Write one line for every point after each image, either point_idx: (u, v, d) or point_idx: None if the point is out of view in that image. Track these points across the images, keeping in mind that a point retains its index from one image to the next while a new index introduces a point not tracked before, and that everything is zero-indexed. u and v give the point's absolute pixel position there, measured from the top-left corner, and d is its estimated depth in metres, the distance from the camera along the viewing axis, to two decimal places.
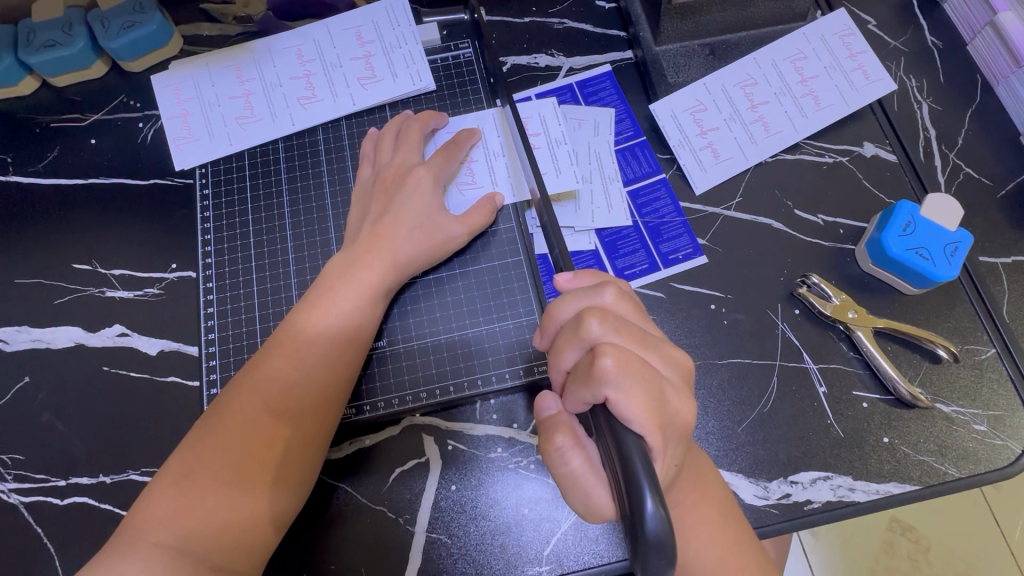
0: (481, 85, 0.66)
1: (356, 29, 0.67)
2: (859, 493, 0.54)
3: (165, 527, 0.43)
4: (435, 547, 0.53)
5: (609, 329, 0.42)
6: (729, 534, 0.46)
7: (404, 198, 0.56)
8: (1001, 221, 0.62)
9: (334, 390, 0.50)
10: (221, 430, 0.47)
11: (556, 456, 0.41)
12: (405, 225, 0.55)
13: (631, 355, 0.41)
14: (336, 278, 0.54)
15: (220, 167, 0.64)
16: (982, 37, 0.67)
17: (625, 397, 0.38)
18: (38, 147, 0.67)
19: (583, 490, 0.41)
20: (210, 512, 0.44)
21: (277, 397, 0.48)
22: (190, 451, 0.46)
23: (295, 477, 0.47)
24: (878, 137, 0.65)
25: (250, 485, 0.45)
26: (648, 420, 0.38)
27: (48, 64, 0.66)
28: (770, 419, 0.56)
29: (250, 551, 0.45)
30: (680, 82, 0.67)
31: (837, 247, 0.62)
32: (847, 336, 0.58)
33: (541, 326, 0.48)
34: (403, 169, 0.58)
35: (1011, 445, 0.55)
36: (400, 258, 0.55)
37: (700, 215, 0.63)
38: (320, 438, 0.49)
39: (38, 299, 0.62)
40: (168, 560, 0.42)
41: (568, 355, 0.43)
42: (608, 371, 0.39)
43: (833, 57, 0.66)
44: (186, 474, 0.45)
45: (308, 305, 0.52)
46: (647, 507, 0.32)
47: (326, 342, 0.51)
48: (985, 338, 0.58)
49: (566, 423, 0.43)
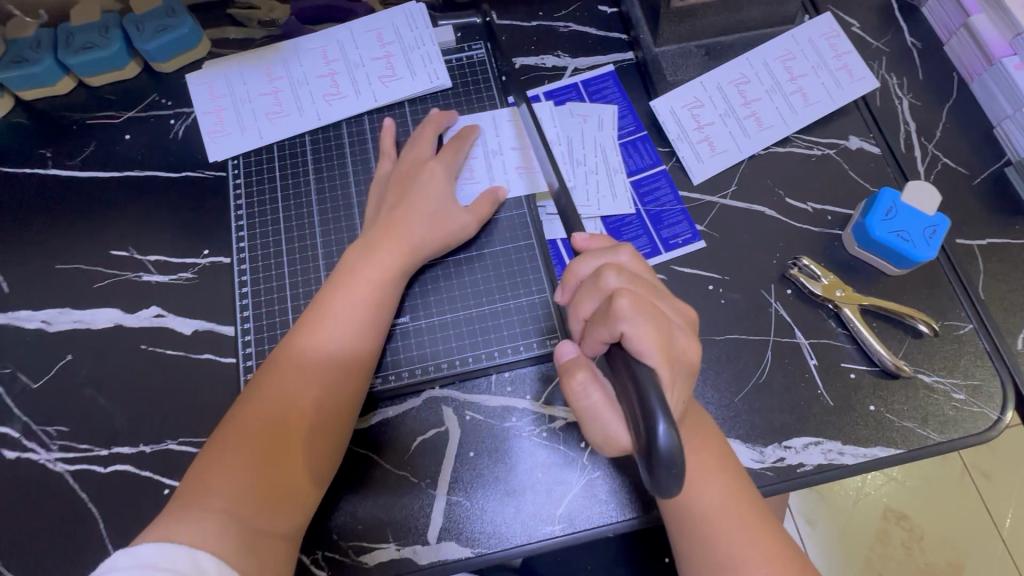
0: (494, 83, 0.71)
1: (376, 30, 0.71)
2: (848, 456, 0.58)
3: (214, 496, 0.46)
4: (455, 508, 0.57)
5: (624, 280, 0.46)
6: (728, 479, 0.50)
7: (418, 190, 0.61)
8: (976, 207, 0.67)
9: (357, 364, 0.55)
10: (258, 406, 0.51)
11: (579, 390, 0.46)
12: (421, 213, 0.60)
13: (645, 301, 0.45)
14: (359, 261, 0.58)
15: (251, 159, 0.68)
16: (957, 37, 0.72)
17: (639, 339, 0.42)
18: (76, 141, 0.72)
19: (602, 423, 0.45)
20: (252, 479, 0.47)
21: (309, 372, 0.53)
22: (229, 428, 0.50)
23: (325, 444, 0.52)
24: (863, 131, 0.70)
25: (287, 453, 0.50)
26: (661, 358, 0.42)
27: (85, 65, 0.71)
28: (764, 389, 0.60)
29: (289, 514, 0.49)
30: (678, 80, 0.72)
31: (825, 232, 0.66)
32: (835, 313, 0.63)
33: (562, 281, 0.51)
34: (417, 162, 0.63)
35: (988, 411, 0.59)
36: (414, 241, 0.59)
37: (698, 203, 0.68)
38: (347, 409, 0.54)
39: (79, 283, 0.66)
40: (220, 522, 0.45)
41: (586, 305, 0.47)
42: (623, 311, 0.43)
43: (820, 57, 0.71)
44: (228, 448, 0.49)
45: (331, 289, 0.57)
46: (659, 431, 0.36)
47: (350, 321, 0.55)
48: (963, 314, 0.63)
49: (583, 362, 0.47)
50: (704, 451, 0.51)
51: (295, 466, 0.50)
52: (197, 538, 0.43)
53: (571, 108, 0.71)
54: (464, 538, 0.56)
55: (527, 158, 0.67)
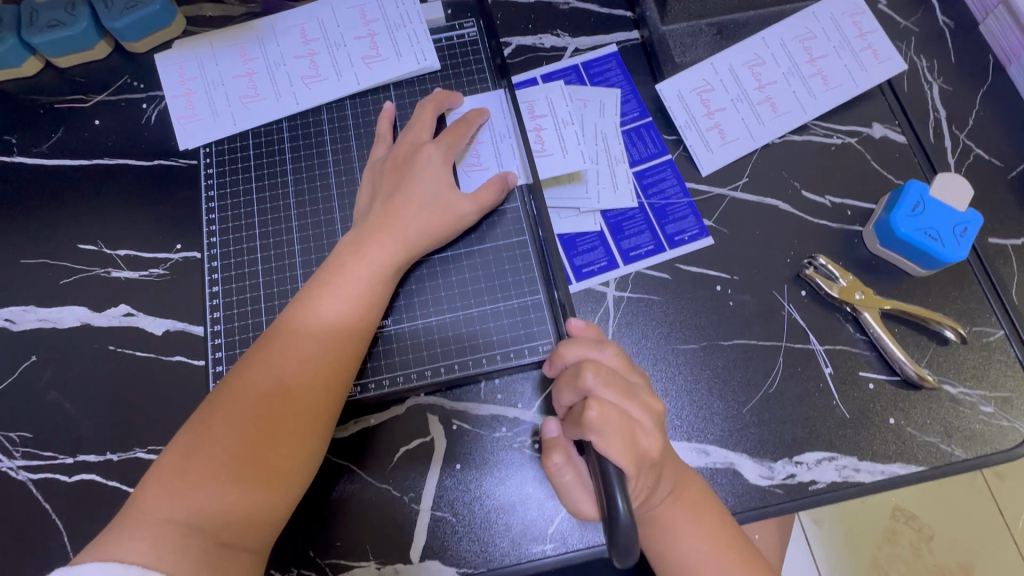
0: (487, 65, 0.66)
1: (357, 6, 0.66)
2: (864, 473, 0.54)
3: (176, 503, 0.43)
4: (440, 525, 0.53)
5: (602, 382, 0.44)
6: (711, 524, 0.47)
7: (415, 178, 0.57)
8: (1010, 202, 0.62)
9: (343, 366, 0.51)
10: (231, 407, 0.47)
11: (551, 471, 0.47)
12: (415, 204, 0.56)
13: (616, 409, 0.43)
14: (348, 256, 0.54)
15: (224, 147, 0.64)
16: (993, 16, 0.67)
17: (606, 447, 0.41)
18: (42, 127, 0.67)
19: (573, 500, 0.47)
20: (221, 487, 0.44)
21: (288, 375, 0.48)
22: (197, 429, 0.46)
23: (302, 452, 0.48)
24: (888, 118, 0.65)
25: (260, 461, 0.46)
26: (626, 461, 0.42)
27: (51, 44, 0.66)
28: (775, 400, 0.56)
29: (257, 525, 0.45)
30: (687, 61, 0.66)
31: (844, 229, 0.61)
32: (854, 318, 0.58)
33: (549, 359, 0.50)
34: (413, 147, 0.58)
35: (1017, 426, 0.55)
36: (411, 235, 0.55)
37: (706, 196, 0.63)
38: (328, 415, 0.50)
39: (44, 278, 0.62)
40: (179, 535, 0.42)
41: (565, 398, 0.46)
42: (593, 422, 0.42)
43: (843, 36, 0.65)
44: (193, 452, 0.45)
45: (316, 284, 0.53)
46: (619, 511, 0.36)
47: (336, 318, 0.51)
48: (993, 320, 0.57)
49: (561, 442, 0.48)
50: (683, 499, 0.48)
51: (266, 477, 0.46)
52: (152, 556, 0.40)
53: (579, 90, 0.66)
54: (449, 557, 0.52)
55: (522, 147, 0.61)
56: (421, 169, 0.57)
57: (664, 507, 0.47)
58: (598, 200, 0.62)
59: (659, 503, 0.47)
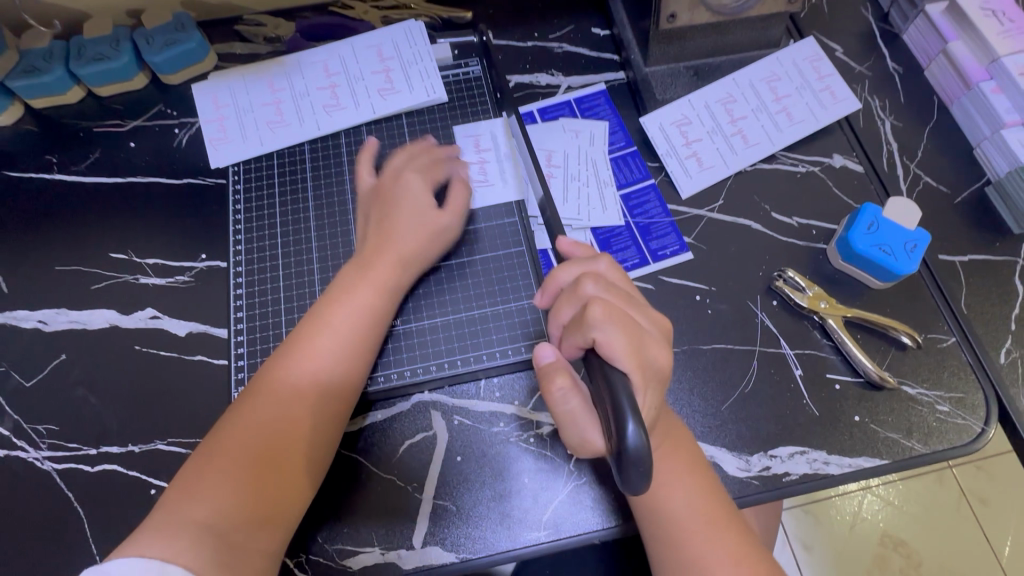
0: (489, 98, 0.74)
1: (375, 46, 0.74)
2: (833, 466, 0.58)
3: (196, 507, 0.46)
4: (441, 513, 0.56)
5: (601, 288, 0.51)
6: (706, 490, 0.53)
7: (399, 201, 0.62)
8: (958, 224, 0.69)
9: (348, 381, 0.55)
10: (246, 422, 0.51)
11: (557, 396, 0.49)
12: (411, 222, 0.61)
13: (618, 308, 0.50)
14: (359, 274, 0.59)
15: (251, 166, 0.70)
16: (936, 63, 0.75)
17: (610, 338, 0.47)
18: (81, 148, 0.74)
19: (579, 427, 0.49)
20: (236, 493, 0.48)
21: (306, 382, 0.53)
22: (222, 433, 0.51)
23: (315, 455, 0.53)
24: (846, 150, 0.72)
25: (272, 470, 0.50)
26: (631, 361, 0.46)
27: (94, 74, 0.73)
28: (750, 398, 0.61)
29: (277, 521, 0.49)
30: (667, 98, 0.74)
31: (810, 246, 0.68)
32: (821, 325, 0.64)
33: (543, 286, 0.56)
34: (394, 175, 0.64)
35: (972, 424, 0.60)
36: (410, 251, 0.60)
37: (686, 216, 0.69)
38: (333, 426, 0.54)
39: (76, 283, 0.67)
40: (203, 532, 0.45)
41: (565, 311, 0.52)
42: (597, 319, 0.48)
43: (804, 79, 0.74)
44: (218, 454, 0.49)
45: (331, 298, 0.58)
46: (629, 432, 0.40)
47: (342, 337, 0.55)
48: (946, 328, 0.63)
49: (562, 367, 0.51)
50: (673, 462, 0.53)
51: (283, 477, 0.50)
52: (172, 552, 0.44)
53: (573, 121, 0.73)
54: (448, 543, 0.55)
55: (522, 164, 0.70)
56: (410, 193, 0.63)
57: (658, 464, 0.53)
58: (587, 221, 0.68)
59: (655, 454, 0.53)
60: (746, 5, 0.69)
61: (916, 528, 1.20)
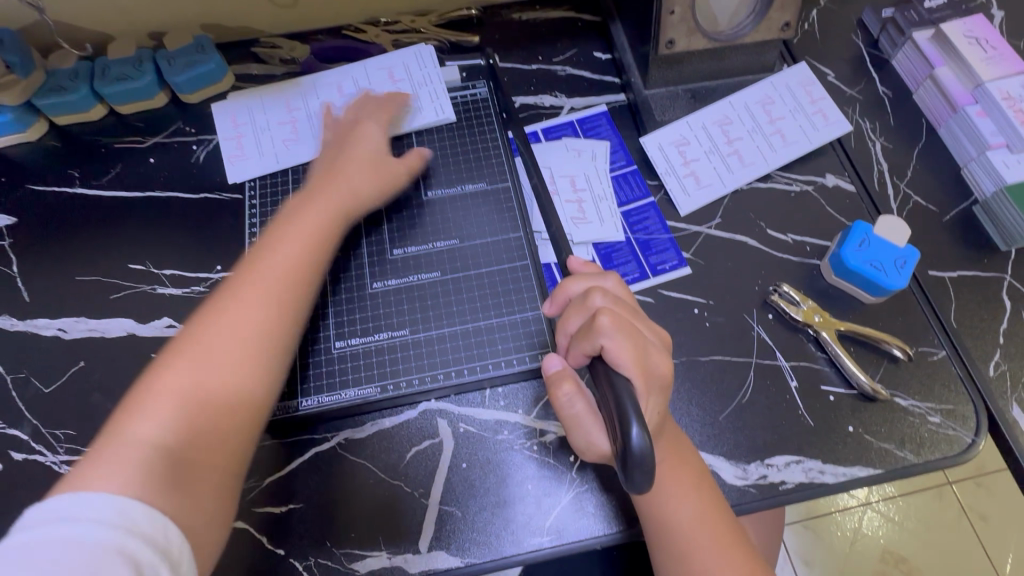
0: (495, 117, 0.77)
1: (384, 66, 0.78)
2: (828, 475, 0.60)
3: (146, 426, 0.46)
4: (447, 519, 0.58)
5: (608, 300, 0.53)
6: (705, 496, 0.54)
7: (353, 145, 0.68)
8: (947, 241, 0.71)
9: (297, 297, 0.56)
10: (197, 342, 0.51)
11: (563, 401, 0.52)
12: (355, 169, 0.66)
13: (624, 319, 0.52)
14: (289, 214, 0.61)
15: (267, 183, 0.73)
16: (924, 87, 0.78)
17: (618, 348, 0.49)
18: (102, 164, 0.77)
19: (585, 430, 0.52)
20: (185, 410, 0.47)
21: (250, 306, 0.53)
22: (161, 366, 0.49)
23: (263, 374, 0.52)
24: (838, 170, 0.75)
25: (216, 387, 0.49)
26: (636, 370, 0.48)
27: (118, 94, 0.76)
28: (747, 409, 0.63)
29: (225, 442, 0.49)
30: (666, 119, 0.77)
31: (804, 262, 0.70)
32: (815, 338, 0.66)
33: (551, 296, 0.58)
34: (353, 121, 0.71)
35: (963, 435, 0.61)
36: (342, 199, 0.63)
37: (684, 232, 0.72)
38: (288, 343, 0.55)
39: (96, 293, 0.69)
40: (148, 455, 0.44)
41: (573, 320, 0.54)
42: (605, 328, 0.50)
43: (797, 102, 0.77)
44: (157, 384, 0.48)
45: (269, 234, 0.59)
46: (634, 434, 0.42)
47: (289, 256, 0.57)
48: (936, 341, 0.66)
49: (569, 374, 0.53)
50: (677, 469, 0.54)
51: (232, 397, 0.50)
52: (124, 480, 0.42)
53: (575, 140, 0.76)
54: (453, 548, 0.57)
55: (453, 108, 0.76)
56: (333, 156, 0.67)
57: (663, 470, 0.54)
58: (589, 238, 0.71)
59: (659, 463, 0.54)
60: (739, 32, 0.74)
61: (917, 544, 1.21)
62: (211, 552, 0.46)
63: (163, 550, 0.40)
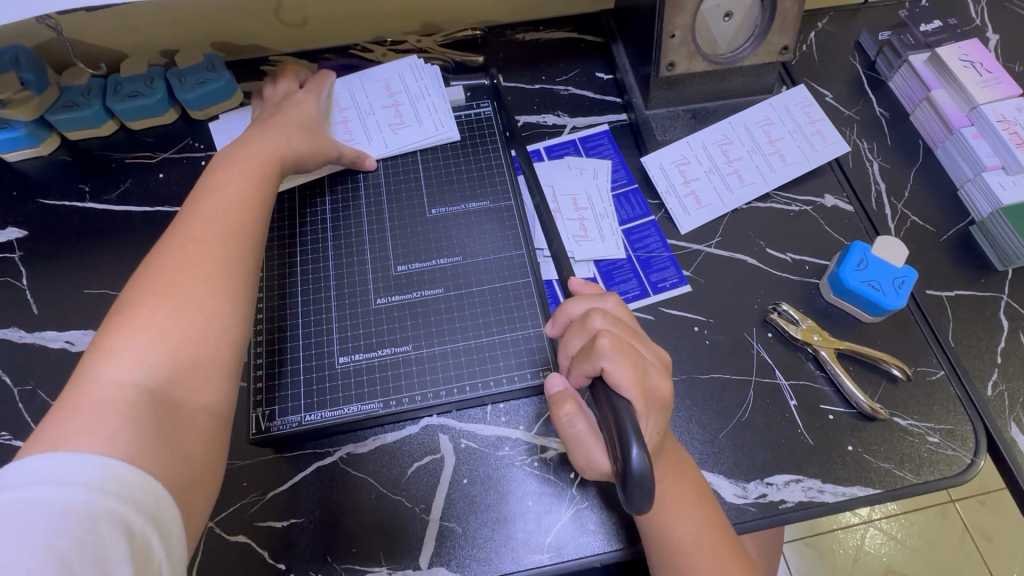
0: (498, 136, 0.78)
1: (384, 79, 0.79)
2: (828, 494, 0.60)
3: (118, 368, 0.43)
4: (447, 534, 0.58)
5: (609, 322, 0.54)
6: (705, 515, 0.54)
7: (282, 114, 0.69)
8: (945, 261, 0.72)
9: (247, 231, 0.55)
10: (151, 284, 0.49)
11: (564, 420, 0.52)
12: (289, 129, 0.68)
13: (624, 340, 0.53)
14: (229, 164, 0.61)
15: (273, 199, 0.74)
16: (920, 108, 0.80)
17: (618, 369, 0.50)
18: (113, 179, 0.78)
19: (585, 450, 0.52)
20: (156, 348, 0.45)
21: (198, 241, 0.52)
22: (117, 317, 0.47)
23: (232, 300, 0.51)
24: (837, 190, 0.76)
25: (188, 320, 0.48)
26: (636, 390, 0.49)
27: (129, 110, 0.78)
28: (747, 427, 0.63)
29: (206, 372, 0.47)
30: (667, 139, 0.78)
31: (803, 281, 0.71)
32: (814, 357, 0.66)
33: (553, 316, 0.59)
34: (285, 94, 0.73)
35: (962, 455, 0.62)
36: (275, 150, 0.64)
37: (685, 250, 0.73)
38: (251, 276, 0.54)
39: (104, 306, 0.70)
40: (127, 398, 0.42)
41: (574, 341, 0.55)
42: (604, 349, 0.51)
43: (796, 123, 0.78)
44: (117, 331, 0.46)
45: (207, 183, 0.58)
46: (634, 455, 0.42)
47: (233, 197, 0.57)
48: (934, 361, 0.66)
49: (571, 395, 0.54)
50: (678, 488, 0.55)
51: (205, 325, 0.48)
52: (106, 430, 0.40)
53: (577, 159, 0.78)
54: (453, 564, 0.57)
55: (435, 106, 0.78)
56: (265, 117, 0.69)
57: (664, 488, 0.54)
58: (591, 255, 0.72)
59: (661, 483, 0.54)
60: (739, 55, 0.75)
61: (921, 563, 1.20)
62: (206, 498, 0.45)
63: (155, 515, 0.39)
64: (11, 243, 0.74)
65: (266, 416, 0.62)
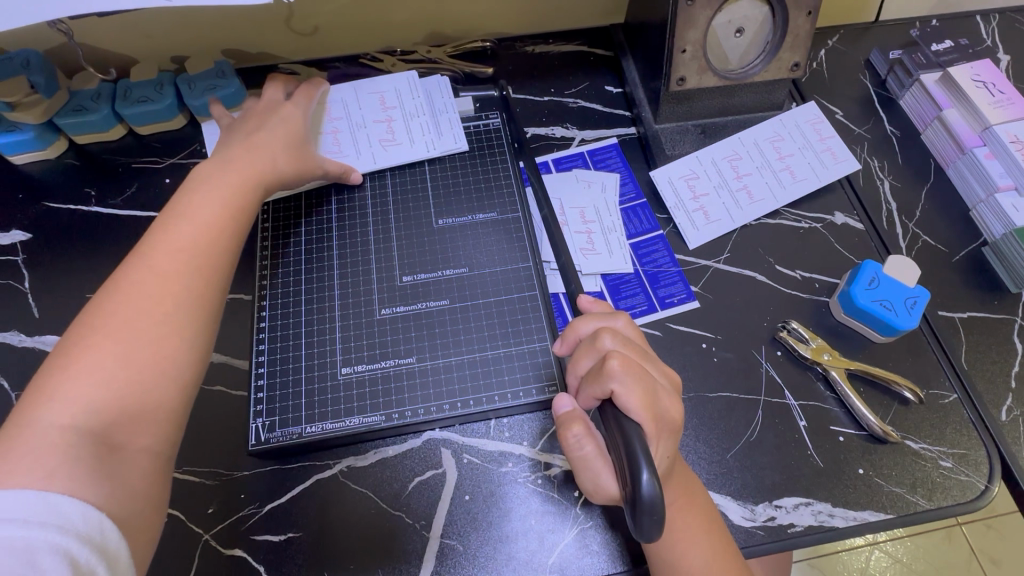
0: (507, 147, 0.78)
1: (381, 95, 0.79)
2: (838, 519, 0.59)
3: (64, 408, 0.42)
4: (449, 552, 0.57)
5: (618, 343, 0.53)
6: (714, 539, 0.53)
7: (265, 126, 0.66)
8: (957, 282, 0.71)
9: (215, 260, 0.53)
10: (108, 316, 0.47)
11: (572, 442, 0.51)
12: (272, 142, 0.64)
13: (634, 361, 0.51)
14: (207, 182, 0.58)
15: (280, 206, 0.73)
16: (932, 128, 0.79)
17: (628, 392, 0.48)
18: (119, 183, 0.78)
19: (592, 472, 0.50)
20: (106, 385, 0.44)
21: (162, 271, 0.50)
22: (72, 345, 0.46)
23: (191, 339, 0.49)
24: (847, 208, 0.76)
25: (140, 357, 0.46)
26: (645, 413, 0.48)
27: (137, 115, 0.78)
28: (755, 447, 0.62)
29: (160, 413, 0.46)
30: (676, 153, 0.78)
31: (814, 299, 0.70)
32: (824, 377, 0.65)
33: (562, 335, 0.58)
34: (271, 102, 0.69)
35: (976, 481, 0.60)
36: (257, 169, 0.61)
37: (693, 266, 0.72)
38: (213, 311, 0.51)
39: None
40: (71, 440, 0.41)
41: (583, 362, 0.54)
42: (613, 371, 0.50)
43: (806, 140, 0.78)
44: (67, 364, 0.44)
45: (181, 201, 0.55)
46: (644, 481, 0.41)
47: (206, 223, 0.54)
48: (947, 384, 0.65)
49: (579, 416, 0.52)
50: (686, 511, 0.53)
51: (159, 362, 0.47)
52: (44, 469, 0.39)
53: (585, 172, 0.77)
54: None
55: (428, 126, 0.77)
56: (248, 131, 0.65)
57: (674, 512, 0.53)
58: (597, 269, 0.71)
59: (669, 506, 0.53)
60: (750, 71, 0.75)
61: None
62: (152, 532, 0.44)
63: (101, 547, 0.39)
64: (15, 246, 0.74)
65: (266, 427, 0.61)
